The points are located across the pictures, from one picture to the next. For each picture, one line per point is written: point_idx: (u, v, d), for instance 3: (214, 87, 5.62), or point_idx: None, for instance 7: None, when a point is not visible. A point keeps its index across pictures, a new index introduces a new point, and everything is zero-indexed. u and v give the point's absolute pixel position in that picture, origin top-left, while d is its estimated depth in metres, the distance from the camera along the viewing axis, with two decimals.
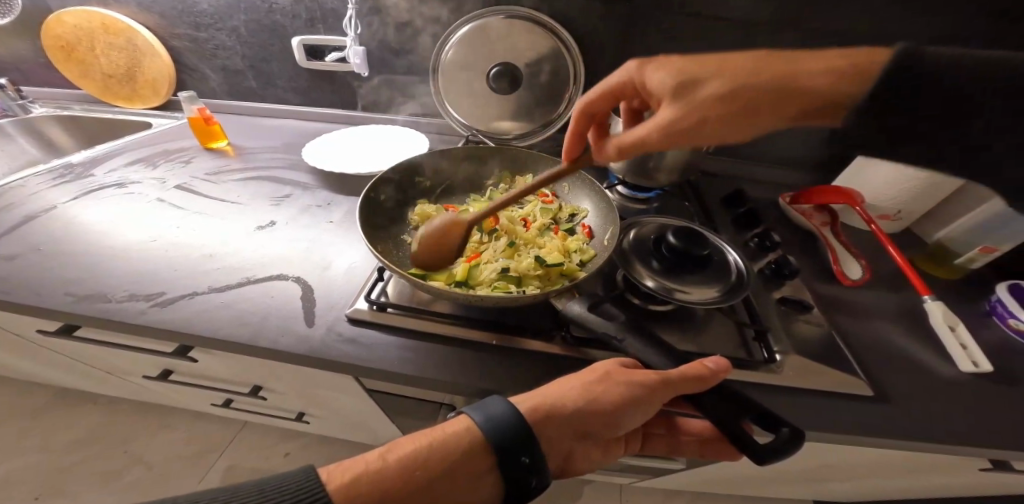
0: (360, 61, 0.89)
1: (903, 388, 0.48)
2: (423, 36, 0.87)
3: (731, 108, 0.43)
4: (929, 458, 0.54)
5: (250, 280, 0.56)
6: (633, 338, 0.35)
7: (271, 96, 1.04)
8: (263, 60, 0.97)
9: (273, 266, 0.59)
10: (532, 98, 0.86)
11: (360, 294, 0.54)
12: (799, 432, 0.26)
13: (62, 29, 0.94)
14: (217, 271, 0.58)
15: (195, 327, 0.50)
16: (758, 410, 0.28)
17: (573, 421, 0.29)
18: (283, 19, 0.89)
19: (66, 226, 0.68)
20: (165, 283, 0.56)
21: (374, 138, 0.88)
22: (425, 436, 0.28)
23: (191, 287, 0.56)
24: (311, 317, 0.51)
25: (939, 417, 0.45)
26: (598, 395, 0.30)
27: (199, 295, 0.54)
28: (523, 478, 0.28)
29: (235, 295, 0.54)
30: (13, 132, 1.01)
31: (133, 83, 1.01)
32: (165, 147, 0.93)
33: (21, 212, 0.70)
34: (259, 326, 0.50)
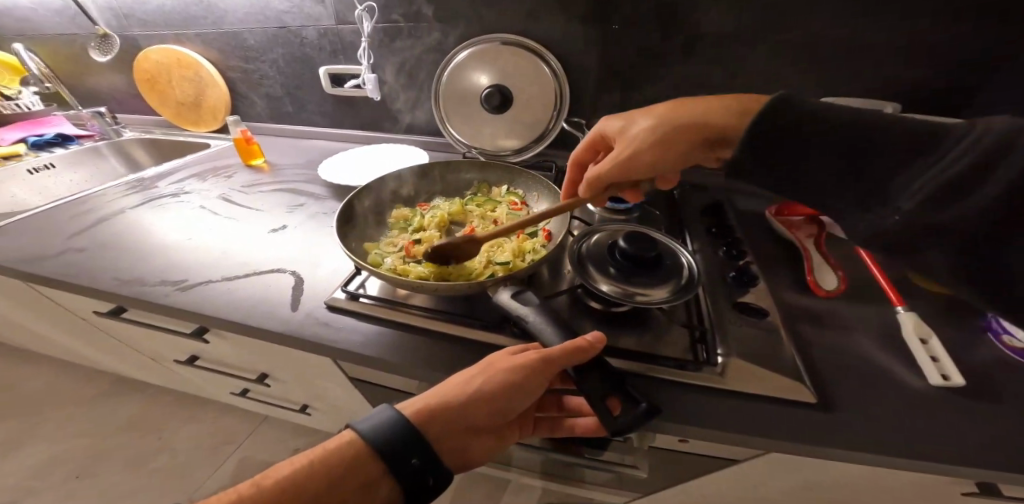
0: (372, 87, 0.99)
1: (854, 395, 0.46)
2: (428, 62, 0.97)
3: (666, 146, 0.48)
4: (909, 485, 0.50)
5: (255, 272, 0.66)
6: (540, 321, 0.42)
7: (303, 120, 1.18)
8: (297, 88, 1.11)
9: (277, 262, 0.68)
10: (524, 115, 0.92)
11: (340, 285, 0.61)
12: (652, 407, 0.33)
13: (148, 64, 1.13)
14: (232, 264, 0.68)
15: (204, 309, 0.59)
16: (623, 386, 0.35)
17: (461, 416, 0.37)
18: (312, 51, 1.03)
19: (128, 228, 0.81)
20: (190, 272, 0.67)
21: (384, 156, 0.98)
22: (312, 452, 0.35)
23: (210, 276, 0.66)
24: (296, 303, 0.59)
25: (890, 427, 0.43)
26: (478, 391, 0.37)
27: (214, 282, 0.64)
28: (414, 473, 0.34)
29: (241, 283, 0.63)
30: (106, 152, 1.20)
31: (198, 110, 1.19)
32: (217, 165, 1.08)
33: (99, 216, 0.86)
34: (252, 310, 0.58)
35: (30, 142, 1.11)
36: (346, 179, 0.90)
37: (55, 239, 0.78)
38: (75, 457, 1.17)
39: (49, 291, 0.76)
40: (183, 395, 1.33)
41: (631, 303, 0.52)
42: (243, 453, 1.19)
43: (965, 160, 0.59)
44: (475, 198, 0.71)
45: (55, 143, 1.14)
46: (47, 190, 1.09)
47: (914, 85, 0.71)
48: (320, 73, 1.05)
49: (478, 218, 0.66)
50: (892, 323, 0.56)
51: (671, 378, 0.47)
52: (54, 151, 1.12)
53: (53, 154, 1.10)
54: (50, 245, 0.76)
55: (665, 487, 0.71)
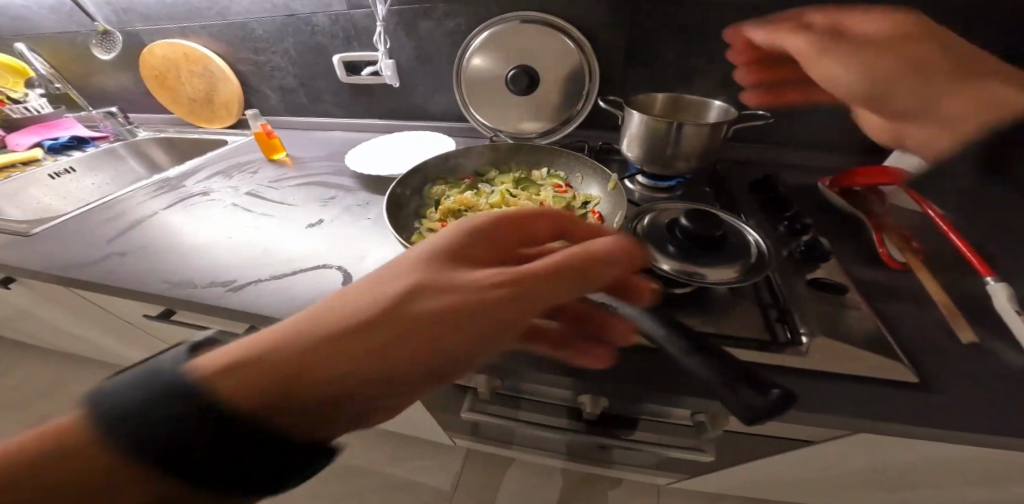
0: (391, 72, 0.95)
1: (947, 376, 0.43)
2: (449, 44, 0.92)
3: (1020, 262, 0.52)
4: (991, 464, 0.49)
5: (300, 269, 0.64)
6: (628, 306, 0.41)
7: (318, 111, 1.14)
8: (311, 78, 1.07)
9: (321, 257, 0.66)
10: (553, 93, 0.88)
11: None
12: (790, 395, 0.33)
13: (155, 60, 1.08)
14: (276, 261, 0.67)
15: (259, 307, 0.58)
16: (752, 376, 0.34)
17: (402, 332, 0.25)
18: (324, 39, 0.98)
19: (164, 229, 0.80)
20: (235, 272, 0.66)
21: (412, 144, 0.94)
22: None
23: (256, 275, 0.64)
24: None
25: (990, 407, 0.41)
26: (408, 263, 0.29)
27: (263, 280, 0.63)
28: None
29: (290, 280, 0.62)
30: (125, 153, 1.17)
31: (211, 106, 1.14)
32: (237, 160, 1.04)
33: (133, 218, 0.84)
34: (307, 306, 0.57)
35: (46, 146, 1.08)
36: (374, 171, 0.87)
37: (92, 242, 0.77)
38: None
39: (94, 295, 0.75)
40: None
41: (698, 284, 0.49)
42: None
43: None
44: (516, 182, 0.69)
45: (71, 146, 1.11)
46: (70, 193, 1.07)
47: None
48: (334, 62, 1.01)
49: (524, 201, 0.64)
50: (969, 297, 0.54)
51: (755, 359, 0.45)
52: (72, 154, 1.09)
53: (72, 158, 1.08)
54: (89, 250, 0.75)
55: (719, 468, 0.70)
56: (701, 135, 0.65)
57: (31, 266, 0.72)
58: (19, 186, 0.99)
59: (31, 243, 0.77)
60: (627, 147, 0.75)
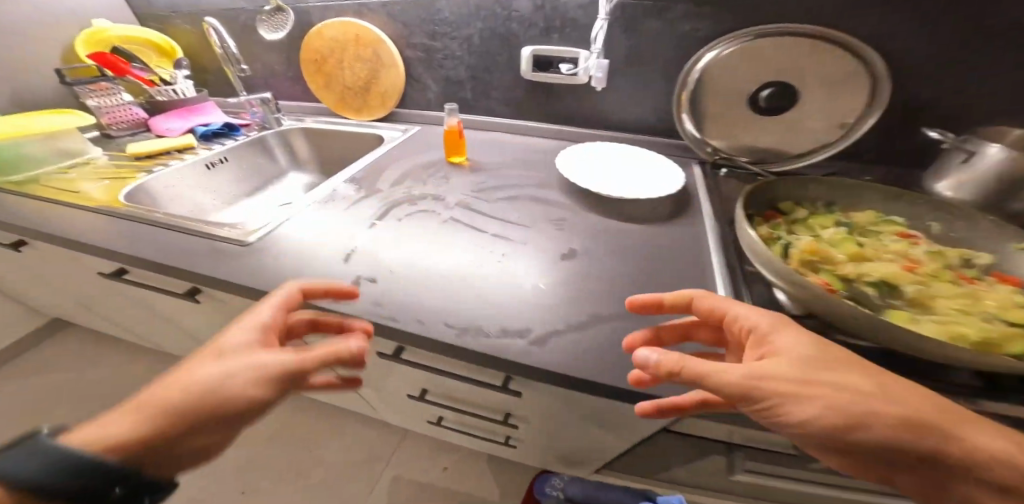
0: (602, 74, 0.84)
1: None
2: (673, 46, 0.81)
3: None
4: None
5: (603, 316, 0.51)
6: None
7: (481, 108, 1.04)
8: (485, 70, 0.97)
9: (609, 300, 0.54)
10: (804, 115, 0.75)
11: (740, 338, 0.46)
12: None
13: (320, 42, 1.02)
14: (563, 301, 0.54)
15: (582, 369, 0.45)
16: None
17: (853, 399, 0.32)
18: (518, 27, 0.88)
19: (377, 243, 0.64)
20: (514, 318, 0.51)
21: (627, 159, 0.84)
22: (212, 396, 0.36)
23: (542, 325, 0.50)
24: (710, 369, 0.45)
25: None
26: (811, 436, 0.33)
27: (568, 331, 0.49)
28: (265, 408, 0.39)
29: (606, 334, 0.49)
30: (274, 145, 1.11)
31: (365, 95, 1.07)
32: (414, 160, 0.89)
33: (327, 225, 0.70)
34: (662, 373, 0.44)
35: (199, 133, 1.02)
36: (592, 185, 0.76)
37: (298, 256, 0.62)
38: (229, 469, 1.14)
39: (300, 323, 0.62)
40: (318, 405, 1.29)
41: None
42: (392, 474, 1.14)
43: None
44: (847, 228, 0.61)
45: (222, 134, 1.05)
46: (218, 186, 1.00)
47: None
48: (522, 55, 0.91)
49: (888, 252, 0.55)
50: None
51: None
52: (224, 143, 1.03)
53: (227, 147, 1.01)
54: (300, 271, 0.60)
55: None
56: None
57: (234, 282, 0.59)
58: (173, 180, 0.91)
59: (239, 254, 0.64)
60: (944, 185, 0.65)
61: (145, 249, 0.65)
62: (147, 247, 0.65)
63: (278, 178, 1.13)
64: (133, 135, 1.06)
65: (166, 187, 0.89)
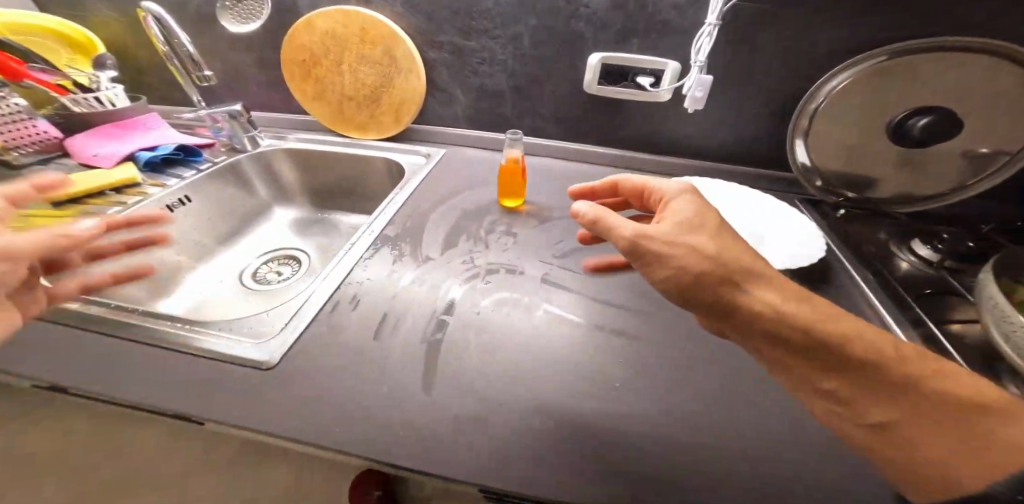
0: (701, 94, 0.65)
1: None
2: (789, 61, 0.64)
3: None
4: None
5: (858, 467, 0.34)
6: None
7: (524, 125, 0.84)
8: (534, 81, 0.76)
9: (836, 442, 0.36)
10: (961, 148, 0.61)
11: None
12: None
13: (310, 36, 0.76)
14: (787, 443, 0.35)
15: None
16: None
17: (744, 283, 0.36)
18: (588, 27, 0.67)
19: (462, 362, 0.42)
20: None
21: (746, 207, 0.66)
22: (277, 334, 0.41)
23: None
24: None
25: None
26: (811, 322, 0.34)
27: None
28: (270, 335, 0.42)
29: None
30: (251, 172, 0.87)
31: (372, 107, 0.83)
32: (456, 207, 0.67)
33: (374, 321, 0.46)
34: None
35: (142, 160, 0.75)
36: None
37: (344, 398, 0.38)
38: None
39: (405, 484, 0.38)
40: None
41: None
42: None
43: None
44: None
45: (175, 160, 0.79)
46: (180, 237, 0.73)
47: None
48: (589, 64, 0.71)
49: None
50: None
51: None
52: (179, 175, 0.76)
53: (183, 181, 0.74)
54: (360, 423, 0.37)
55: None
56: None
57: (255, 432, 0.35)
58: (117, 236, 0.63)
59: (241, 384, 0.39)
60: None
61: (76, 382, 0.39)
62: (80, 377, 0.39)
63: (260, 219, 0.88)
64: (44, 162, 0.77)
65: (104, 249, 0.61)
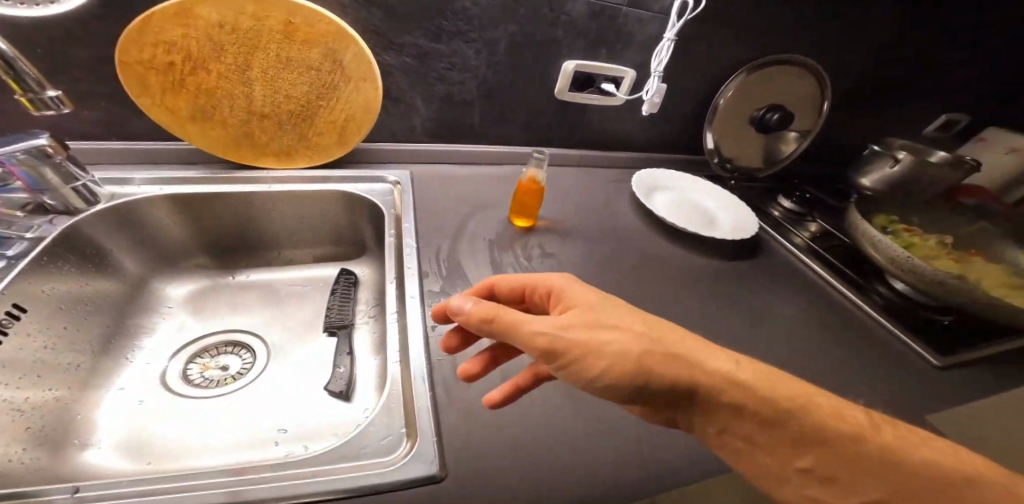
0: (658, 99, 0.76)
1: None
2: (707, 69, 0.81)
3: None
4: None
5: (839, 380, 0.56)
6: None
7: (493, 135, 0.79)
8: (506, 88, 0.73)
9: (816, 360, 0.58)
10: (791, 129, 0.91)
11: (921, 353, 0.61)
12: None
13: (195, 28, 0.51)
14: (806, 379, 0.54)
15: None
16: None
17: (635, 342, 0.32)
18: (562, 36, 0.68)
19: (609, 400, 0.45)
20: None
21: (681, 193, 0.85)
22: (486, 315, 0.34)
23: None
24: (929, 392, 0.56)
25: None
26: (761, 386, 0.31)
27: None
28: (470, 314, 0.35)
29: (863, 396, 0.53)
30: (102, 241, 0.56)
31: (303, 125, 0.63)
32: (476, 237, 0.63)
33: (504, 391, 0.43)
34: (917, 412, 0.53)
35: None
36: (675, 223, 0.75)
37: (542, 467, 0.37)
38: None
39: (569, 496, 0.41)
40: None
41: None
42: None
43: None
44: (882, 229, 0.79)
45: None
46: (42, 372, 0.45)
47: None
48: (561, 71, 0.72)
49: (922, 245, 0.75)
50: None
51: None
52: None
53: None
54: (572, 486, 0.37)
55: None
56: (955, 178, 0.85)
57: None
58: None
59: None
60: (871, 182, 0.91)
61: None
62: None
63: (150, 312, 0.60)
64: None
65: None
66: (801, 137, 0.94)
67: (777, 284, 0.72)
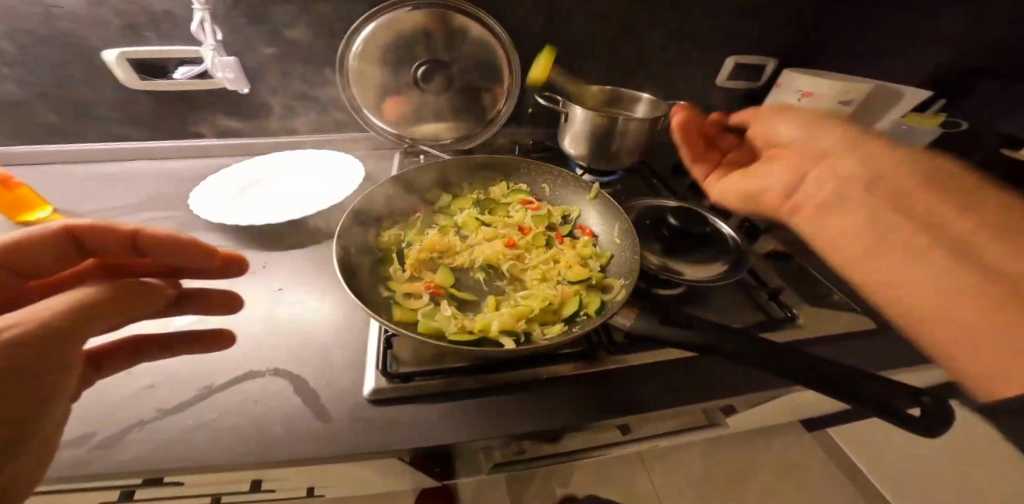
0: (232, 75, 0.67)
1: None
2: (311, 33, 0.69)
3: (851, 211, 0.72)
4: None
5: (212, 388, 0.40)
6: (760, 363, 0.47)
7: (95, 132, 0.72)
8: (62, 84, 0.66)
9: (229, 363, 0.43)
10: (469, 92, 0.74)
11: (370, 370, 0.43)
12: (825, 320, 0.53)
13: None
14: (157, 387, 0.39)
15: (207, 461, 0.34)
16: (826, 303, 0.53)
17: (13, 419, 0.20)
18: (77, 25, 0.61)
19: None
20: (129, 412, 0.37)
21: (295, 168, 0.69)
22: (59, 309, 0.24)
23: (179, 399, 0.39)
24: (322, 411, 0.39)
25: None
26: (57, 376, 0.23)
27: (149, 423, 0.36)
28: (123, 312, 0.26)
29: (203, 412, 0.38)
30: None
31: None
32: None
33: None
34: (259, 441, 0.36)
35: None
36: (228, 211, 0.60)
37: None
38: None
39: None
40: None
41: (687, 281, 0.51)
42: None
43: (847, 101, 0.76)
44: (479, 206, 0.57)
45: None
46: None
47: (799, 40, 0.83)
48: (108, 61, 0.64)
49: (502, 224, 0.54)
50: None
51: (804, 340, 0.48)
52: None
53: None
54: None
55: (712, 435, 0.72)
56: (644, 128, 0.66)
57: None
58: None
59: None
60: (569, 144, 0.72)
61: None
62: None
63: None
64: None
65: None
66: (491, 96, 0.76)
67: (313, 266, 0.56)
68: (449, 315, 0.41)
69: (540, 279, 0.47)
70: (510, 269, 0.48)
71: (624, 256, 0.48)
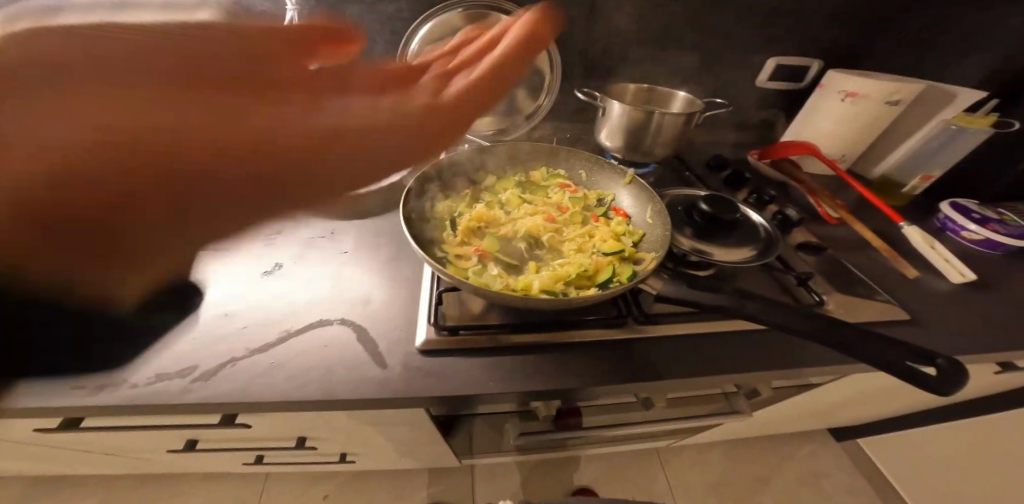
0: None
1: (919, 307, 0.54)
2: (380, 33, 0.77)
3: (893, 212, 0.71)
4: None
5: (291, 333, 0.48)
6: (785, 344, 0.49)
7: None
8: None
9: (306, 311, 0.50)
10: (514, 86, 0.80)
11: (421, 323, 0.49)
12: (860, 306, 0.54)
13: None
14: (247, 328, 0.47)
15: (288, 391, 0.42)
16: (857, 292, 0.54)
17: None
18: None
19: None
20: (227, 346, 0.45)
21: None
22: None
23: (265, 339, 0.47)
24: (381, 358, 0.46)
25: (956, 331, 0.51)
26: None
27: (242, 359, 0.44)
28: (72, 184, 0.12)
29: (286, 351, 0.46)
30: None
31: None
32: None
33: None
34: (329, 379, 0.43)
35: None
36: None
37: None
38: None
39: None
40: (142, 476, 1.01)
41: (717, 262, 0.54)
42: None
43: (893, 103, 0.75)
44: (520, 187, 0.63)
45: None
46: None
47: (846, 41, 0.83)
48: None
49: (543, 203, 0.59)
50: (896, 244, 0.67)
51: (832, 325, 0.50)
52: None
53: None
54: None
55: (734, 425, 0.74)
56: (678, 122, 0.69)
57: None
58: None
59: None
60: (605, 137, 0.77)
61: None
62: None
63: None
64: None
65: None
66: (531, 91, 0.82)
67: (371, 237, 0.63)
68: (494, 274, 0.47)
69: (575, 251, 0.51)
70: (549, 240, 0.53)
71: (655, 237, 0.52)
